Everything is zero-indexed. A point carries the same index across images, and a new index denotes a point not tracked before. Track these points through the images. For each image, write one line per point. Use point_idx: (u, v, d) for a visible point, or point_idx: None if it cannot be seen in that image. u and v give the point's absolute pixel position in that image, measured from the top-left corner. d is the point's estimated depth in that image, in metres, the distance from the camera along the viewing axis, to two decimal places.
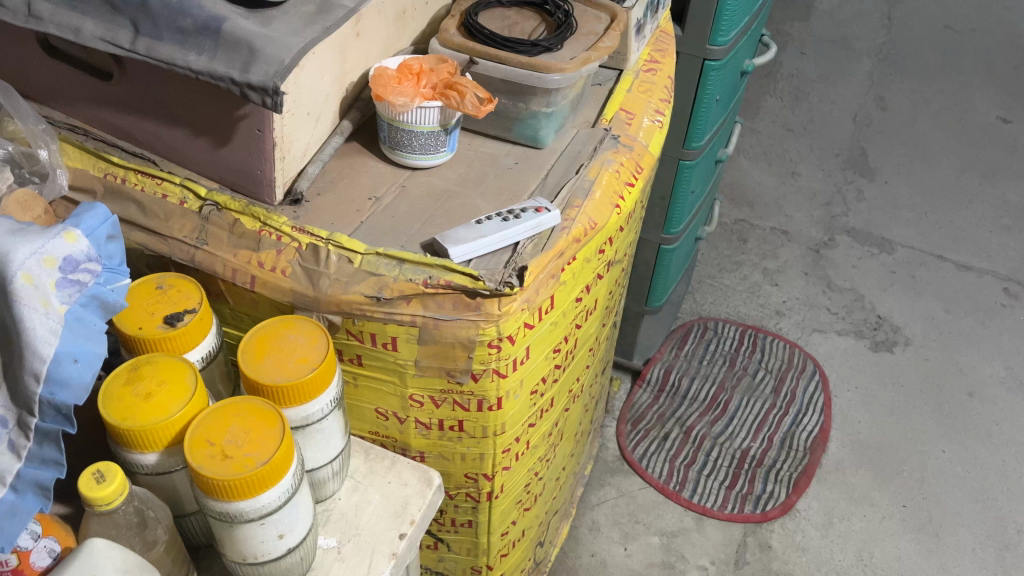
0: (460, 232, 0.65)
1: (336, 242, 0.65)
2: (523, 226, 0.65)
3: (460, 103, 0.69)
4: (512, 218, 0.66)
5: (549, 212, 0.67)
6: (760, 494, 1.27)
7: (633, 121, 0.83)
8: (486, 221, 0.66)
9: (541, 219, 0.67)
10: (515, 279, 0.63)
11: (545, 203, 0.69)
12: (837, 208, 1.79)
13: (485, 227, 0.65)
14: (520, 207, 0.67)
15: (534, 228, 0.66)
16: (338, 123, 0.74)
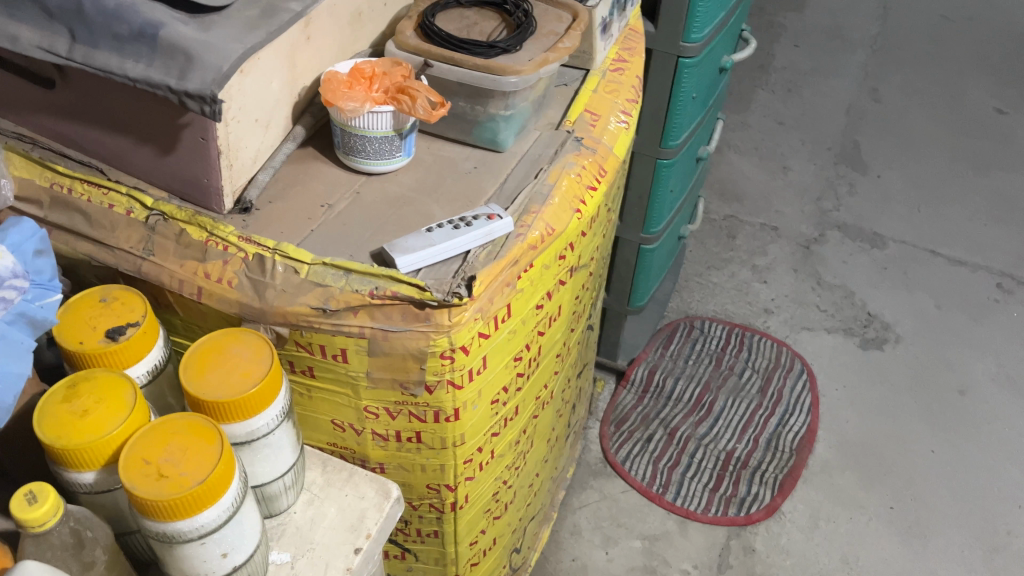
0: (409, 241, 0.63)
1: (283, 251, 0.63)
2: (475, 234, 0.64)
3: (411, 107, 0.67)
4: (463, 225, 0.64)
5: (501, 219, 0.65)
6: (744, 496, 1.25)
7: (598, 123, 0.81)
8: (437, 229, 0.64)
9: (493, 225, 0.65)
10: (464, 290, 0.61)
11: (497, 209, 0.67)
12: (828, 203, 1.76)
13: (436, 236, 0.63)
14: (470, 214, 0.66)
15: (485, 236, 0.64)
16: (292, 128, 0.72)
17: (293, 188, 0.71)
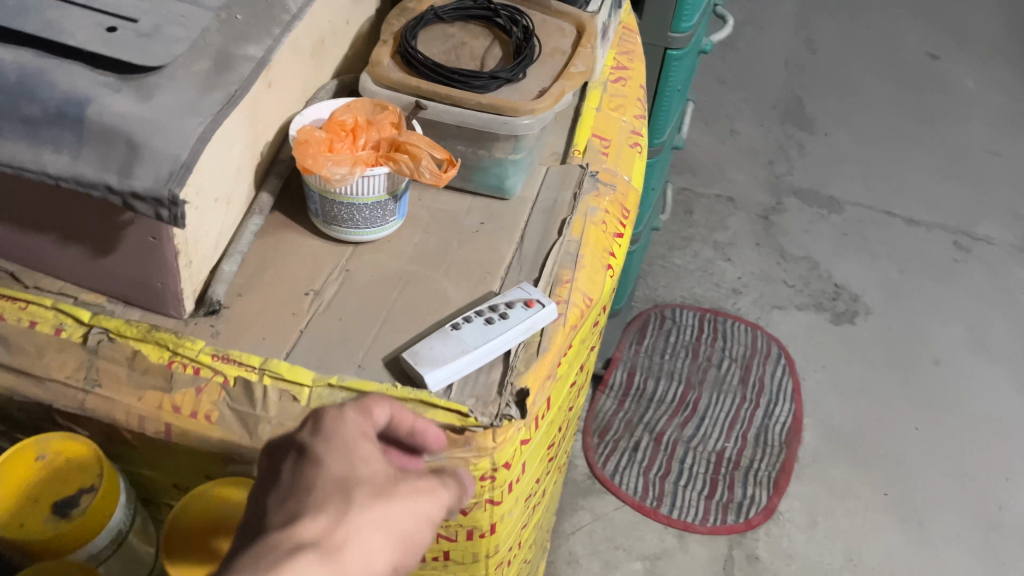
0: (434, 346, 0.51)
1: (273, 371, 0.50)
2: (515, 327, 0.52)
3: (415, 168, 0.54)
4: (497, 319, 0.52)
5: (543, 306, 0.53)
6: (741, 500, 1.19)
7: (609, 149, 0.69)
8: (464, 325, 0.52)
9: (535, 313, 0.53)
10: (516, 409, 0.50)
11: (532, 288, 0.55)
12: (780, 166, 1.70)
13: (465, 335, 0.51)
14: (501, 299, 0.54)
15: (526, 328, 0.52)
16: (255, 197, 0.58)
17: (265, 271, 0.57)
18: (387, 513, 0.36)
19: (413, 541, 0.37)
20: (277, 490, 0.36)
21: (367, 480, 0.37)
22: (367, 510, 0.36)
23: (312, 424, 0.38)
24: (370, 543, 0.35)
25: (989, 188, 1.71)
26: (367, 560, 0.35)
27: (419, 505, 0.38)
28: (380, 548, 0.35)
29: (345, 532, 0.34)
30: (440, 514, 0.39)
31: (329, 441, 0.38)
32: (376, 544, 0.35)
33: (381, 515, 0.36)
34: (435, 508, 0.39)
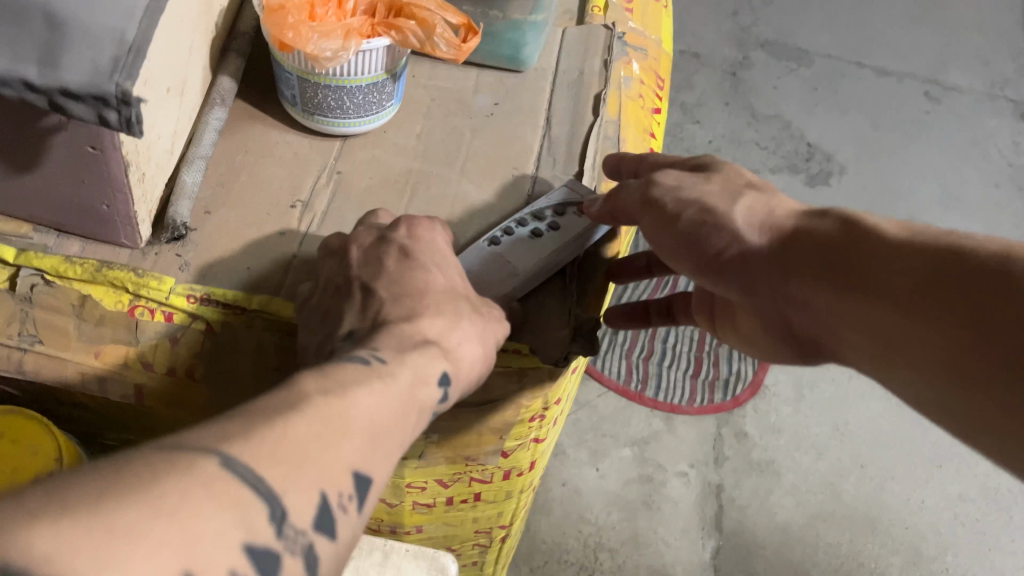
0: (476, 271, 0.40)
1: (268, 313, 0.39)
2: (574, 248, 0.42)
3: (427, 40, 0.43)
4: (549, 230, 0.42)
5: None
6: (727, 377, 1.15)
7: (634, 5, 0.58)
8: (507, 239, 0.42)
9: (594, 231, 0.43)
10: (582, 345, 0.39)
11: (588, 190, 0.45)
12: (745, 18, 1.59)
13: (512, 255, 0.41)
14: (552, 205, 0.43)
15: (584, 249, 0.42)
16: (213, 83, 0.45)
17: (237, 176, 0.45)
18: (485, 330, 0.35)
19: (491, 361, 0.36)
20: (383, 281, 0.36)
21: (464, 292, 0.36)
22: (471, 323, 0.35)
23: (406, 229, 0.38)
24: (475, 354, 0.35)
25: (957, 33, 1.63)
26: (469, 368, 0.34)
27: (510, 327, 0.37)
28: (481, 355, 0.35)
29: (458, 331, 0.34)
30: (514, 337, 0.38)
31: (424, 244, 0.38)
32: (477, 357, 0.35)
33: (483, 326, 0.35)
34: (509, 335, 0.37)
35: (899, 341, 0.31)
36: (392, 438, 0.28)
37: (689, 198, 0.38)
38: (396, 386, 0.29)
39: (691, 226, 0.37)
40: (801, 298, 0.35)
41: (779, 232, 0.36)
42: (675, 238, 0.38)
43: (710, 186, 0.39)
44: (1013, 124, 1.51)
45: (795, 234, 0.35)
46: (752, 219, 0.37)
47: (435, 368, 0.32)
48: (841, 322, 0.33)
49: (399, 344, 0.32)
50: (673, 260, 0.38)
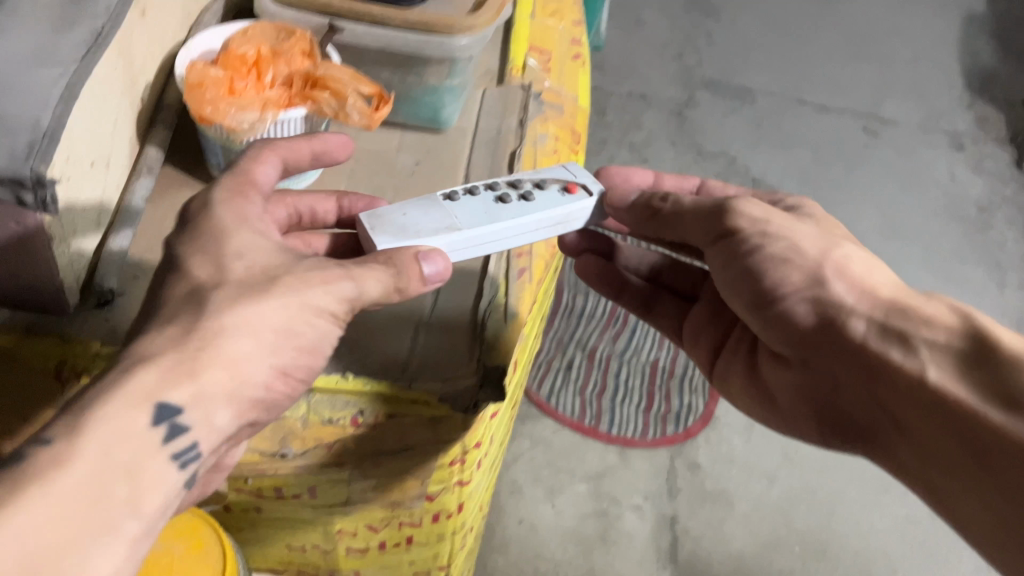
0: (415, 214, 0.43)
1: None
2: (523, 220, 0.44)
3: (340, 108, 0.45)
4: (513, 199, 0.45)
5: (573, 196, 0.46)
6: (678, 410, 1.18)
7: (551, 64, 0.61)
8: (469, 197, 0.45)
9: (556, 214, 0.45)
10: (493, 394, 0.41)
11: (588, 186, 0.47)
12: (690, 58, 1.64)
13: (462, 209, 0.44)
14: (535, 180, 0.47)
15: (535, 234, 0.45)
16: (141, 154, 0.47)
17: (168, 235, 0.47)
18: (260, 310, 0.34)
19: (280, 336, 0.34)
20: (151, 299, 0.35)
21: (231, 278, 0.34)
22: (229, 310, 0.33)
23: (183, 223, 0.37)
24: (238, 356, 0.33)
25: (893, 69, 1.71)
26: (241, 365, 0.33)
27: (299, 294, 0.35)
28: (248, 350, 0.33)
29: (199, 339, 0.33)
30: (342, 303, 0.36)
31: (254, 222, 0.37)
32: (234, 357, 0.33)
33: (239, 316, 0.33)
34: (310, 301, 0.35)
35: (929, 421, 0.36)
36: (61, 564, 0.27)
37: (778, 234, 0.43)
38: (57, 489, 0.28)
39: (768, 258, 0.42)
40: (851, 361, 0.40)
41: (871, 300, 0.41)
42: (745, 266, 0.43)
43: (807, 231, 0.43)
44: (948, 155, 1.57)
45: (894, 308, 0.40)
46: (835, 270, 0.42)
47: (145, 420, 0.31)
48: (883, 392, 0.38)
49: (113, 380, 0.31)
50: (744, 282, 0.43)
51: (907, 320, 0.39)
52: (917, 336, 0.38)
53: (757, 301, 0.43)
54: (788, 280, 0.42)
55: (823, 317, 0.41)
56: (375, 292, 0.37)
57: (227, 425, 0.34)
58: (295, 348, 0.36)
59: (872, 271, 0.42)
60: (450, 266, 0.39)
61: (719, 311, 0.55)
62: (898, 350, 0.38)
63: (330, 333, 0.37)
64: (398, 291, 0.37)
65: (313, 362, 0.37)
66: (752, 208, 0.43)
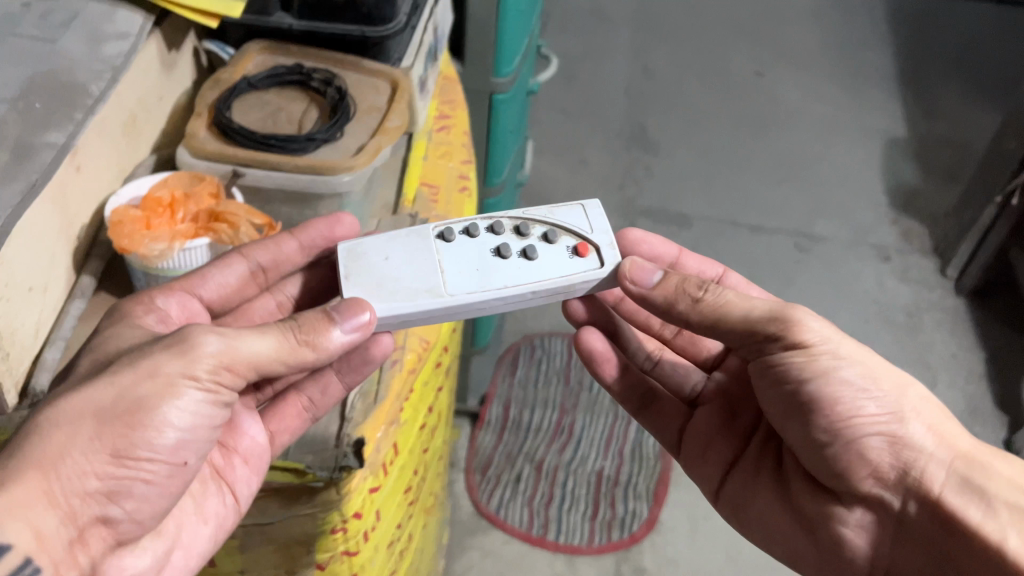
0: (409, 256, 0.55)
1: None
2: (509, 281, 0.54)
3: (234, 236, 0.57)
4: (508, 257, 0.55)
5: (579, 259, 0.56)
6: (622, 516, 1.23)
7: (439, 196, 0.73)
8: (470, 241, 0.56)
9: (536, 277, 0.55)
10: (353, 458, 0.50)
11: (598, 260, 0.56)
12: (630, 190, 1.78)
13: (453, 249, 0.55)
14: (547, 233, 0.57)
15: (508, 294, 0.54)
16: (76, 282, 0.57)
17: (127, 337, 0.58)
18: (86, 395, 0.41)
19: (104, 424, 0.41)
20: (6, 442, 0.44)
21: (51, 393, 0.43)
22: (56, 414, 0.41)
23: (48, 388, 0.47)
24: (47, 450, 0.40)
25: (821, 190, 1.84)
26: (66, 457, 0.40)
27: (116, 378, 0.42)
28: (70, 440, 0.40)
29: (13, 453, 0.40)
30: (174, 373, 0.43)
31: (138, 317, 0.50)
32: (43, 455, 0.39)
33: (55, 420, 0.40)
34: (125, 380, 0.42)
35: None
36: None
37: (848, 360, 0.53)
38: None
39: (848, 385, 0.52)
40: (928, 518, 0.50)
41: (945, 449, 0.51)
42: (824, 391, 0.52)
43: (872, 361, 0.53)
44: (876, 265, 1.68)
45: (969, 466, 0.50)
46: (913, 412, 0.52)
47: None
48: (962, 548, 0.48)
49: None
50: (823, 405, 0.52)
51: (987, 477, 0.49)
52: (994, 496, 0.48)
53: (832, 423, 0.52)
54: (867, 409, 0.52)
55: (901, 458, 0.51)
56: (250, 345, 0.45)
57: (57, 520, 0.40)
58: (125, 426, 0.42)
59: (943, 416, 0.52)
60: (367, 320, 0.49)
61: (729, 423, 0.66)
62: (978, 509, 0.48)
63: (166, 401, 0.43)
64: (305, 343, 0.46)
65: (161, 439, 0.43)
66: (821, 327, 0.53)
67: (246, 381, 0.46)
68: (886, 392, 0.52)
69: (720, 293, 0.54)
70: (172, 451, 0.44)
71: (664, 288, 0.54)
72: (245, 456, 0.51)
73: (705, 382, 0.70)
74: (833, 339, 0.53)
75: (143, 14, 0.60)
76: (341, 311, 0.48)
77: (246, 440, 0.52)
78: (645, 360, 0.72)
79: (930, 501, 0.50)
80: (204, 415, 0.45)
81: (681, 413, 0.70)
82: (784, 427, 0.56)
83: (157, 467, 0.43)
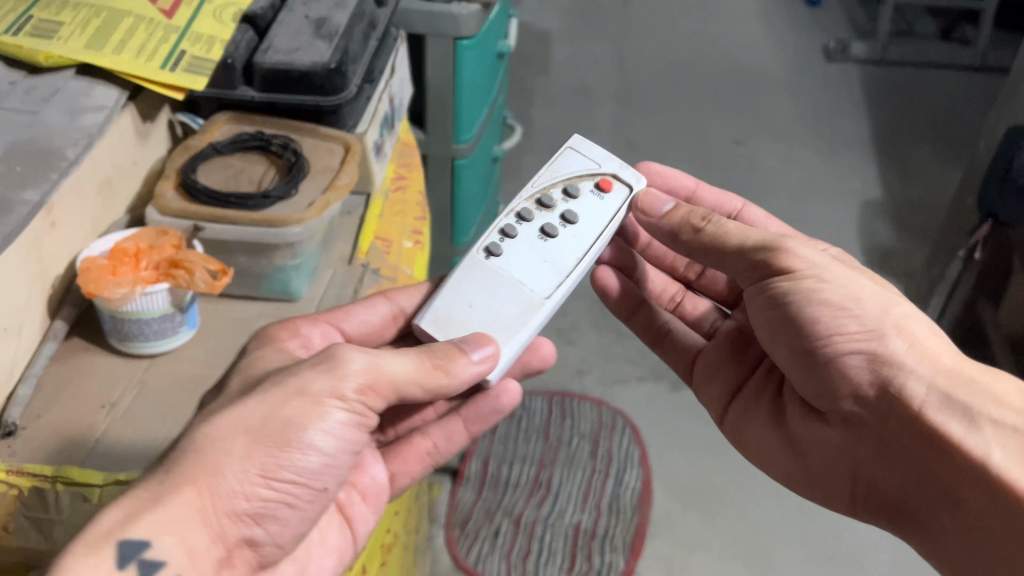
0: (483, 271, 0.62)
1: (31, 471, 0.55)
2: (559, 245, 0.65)
3: (189, 281, 0.62)
4: (551, 233, 0.65)
5: (603, 198, 0.68)
6: (599, 568, 1.25)
7: (391, 249, 0.79)
8: (518, 231, 0.65)
9: (593, 228, 0.66)
10: None
11: (622, 189, 0.68)
12: None
13: (509, 257, 0.63)
14: (573, 192, 0.67)
15: (587, 252, 0.64)
16: (50, 325, 0.64)
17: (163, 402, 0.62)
18: (245, 416, 0.47)
19: (260, 445, 0.47)
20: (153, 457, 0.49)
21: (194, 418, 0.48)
22: (220, 431, 0.46)
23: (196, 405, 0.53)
24: (206, 465, 0.45)
25: None
26: (223, 477, 0.45)
27: (265, 400, 0.48)
28: (234, 463, 0.46)
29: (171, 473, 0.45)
30: (321, 395, 0.49)
31: (282, 341, 0.59)
32: (200, 473, 0.45)
33: (220, 442, 0.46)
34: (288, 406, 0.48)
35: (981, 492, 0.52)
36: None
37: (834, 283, 0.59)
38: None
39: (834, 306, 0.58)
40: (907, 432, 0.56)
41: (931, 364, 0.56)
42: (809, 312, 0.59)
43: (858, 285, 0.59)
44: None
45: (953, 387, 0.55)
46: (894, 328, 0.57)
47: (111, 561, 0.41)
48: (946, 463, 0.54)
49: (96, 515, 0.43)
50: (812, 327, 0.59)
51: (969, 392, 0.55)
52: (980, 413, 0.54)
53: (819, 343, 0.59)
54: (847, 328, 0.58)
55: (882, 375, 0.57)
56: (393, 364, 0.52)
57: (208, 541, 0.45)
58: (273, 445, 0.48)
59: (927, 331, 0.58)
60: (490, 354, 0.56)
61: (740, 355, 0.75)
62: (960, 422, 0.54)
63: (313, 424, 0.49)
64: (440, 367, 0.53)
65: (304, 461, 0.49)
66: (809, 256, 0.60)
67: (384, 403, 0.53)
68: (869, 311, 0.58)
69: (721, 223, 0.63)
70: (312, 473, 0.50)
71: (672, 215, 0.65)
72: (364, 494, 0.61)
73: (719, 322, 0.80)
74: (819, 265, 0.60)
75: (118, 89, 0.68)
76: (470, 344, 0.56)
77: (367, 478, 0.62)
78: (667, 301, 0.83)
79: (912, 422, 0.56)
80: (347, 437, 0.51)
81: (691, 347, 0.79)
82: (775, 349, 0.64)
83: (293, 488, 0.49)
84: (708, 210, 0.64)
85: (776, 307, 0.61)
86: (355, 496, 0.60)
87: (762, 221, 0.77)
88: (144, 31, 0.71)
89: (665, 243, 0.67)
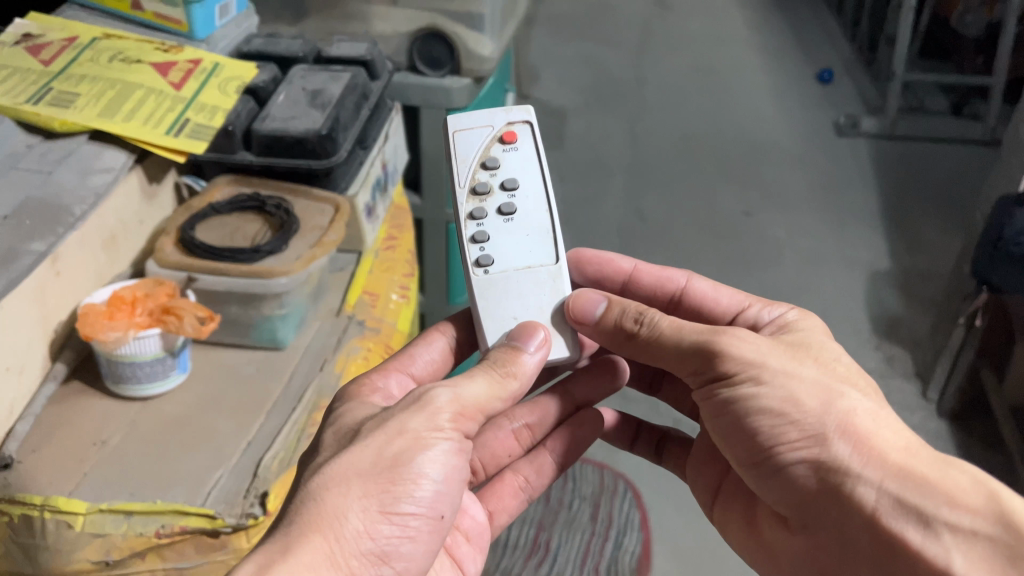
0: (492, 283, 0.65)
1: (20, 501, 0.59)
2: (519, 224, 0.67)
3: (178, 325, 0.67)
4: (505, 213, 0.67)
5: (512, 148, 0.70)
6: None
7: (376, 302, 0.85)
8: (487, 226, 0.67)
9: (532, 184, 0.69)
10: (258, 508, 0.61)
11: (524, 129, 0.70)
12: None
13: (500, 255, 0.66)
14: (488, 160, 0.69)
15: (546, 202, 0.68)
16: (51, 367, 0.69)
17: (149, 468, 0.63)
18: (348, 466, 0.49)
19: (376, 490, 0.48)
20: None
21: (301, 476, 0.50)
22: (332, 483, 0.48)
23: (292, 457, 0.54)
24: (326, 515, 0.47)
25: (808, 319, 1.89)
26: (341, 521, 0.47)
27: (369, 444, 0.50)
28: (349, 511, 0.47)
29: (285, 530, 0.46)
30: (417, 433, 0.51)
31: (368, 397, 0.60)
32: (322, 521, 0.46)
33: (333, 493, 0.47)
34: (390, 445, 0.50)
35: None
36: None
37: (776, 387, 0.56)
38: None
39: (773, 413, 0.56)
40: (868, 545, 0.53)
41: (881, 468, 0.52)
42: (750, 422, 0.57)
43: (798, 384, 0.56)
44: None
45: (904, 493, 0.51)
46: (837, 429, 0.54)
47: None
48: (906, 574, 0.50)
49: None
50: (757, 435, 0.57)
51: (922, 495, 0.51)
52: (937, 519, 0.50)
53: (766, 451, 0.57)
54: (789, 436, 0.55)
55: (829, 482, 0.54)
56: (477, 387, 0.55)
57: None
58: (388, 481, 0.49)
59: (874, 425, 0.54)
60: (541, 341, 0.60)
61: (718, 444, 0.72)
62: (917, 529, 0.50)
63: (421, 455, 0.50)
64: (509, 372, 0.57)
65: (425, 496, 0.50)
66: (747, 351, 0.58)
67: (474, 427, 0.55)
68: (809, 415, 0.55)
69: (654, 323, 0.61)
70: (428, 501, 0.50)
71: (607, 319, 0.63)
72: (468, 535, 0.65)
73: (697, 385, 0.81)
74: (756, 364, 0.57)
75: (126, 153, 0.74)
76: (523, 340, 0.60)
77: (468, 520, 0.66)
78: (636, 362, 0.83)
79: (867, 535, 0.52)
80: (453, 464, 0.52)
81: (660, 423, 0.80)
82: (728, 454, 0.61)
83: (414, 527, 0.50)
84: (641, 307, 0.63)
85: (722, 412, 0.59)
86: (460, 538, 0.64)
87: (710, 295, 0.72)
88: (153, 101, 0.78)
89: (601, 342, 0.65)
